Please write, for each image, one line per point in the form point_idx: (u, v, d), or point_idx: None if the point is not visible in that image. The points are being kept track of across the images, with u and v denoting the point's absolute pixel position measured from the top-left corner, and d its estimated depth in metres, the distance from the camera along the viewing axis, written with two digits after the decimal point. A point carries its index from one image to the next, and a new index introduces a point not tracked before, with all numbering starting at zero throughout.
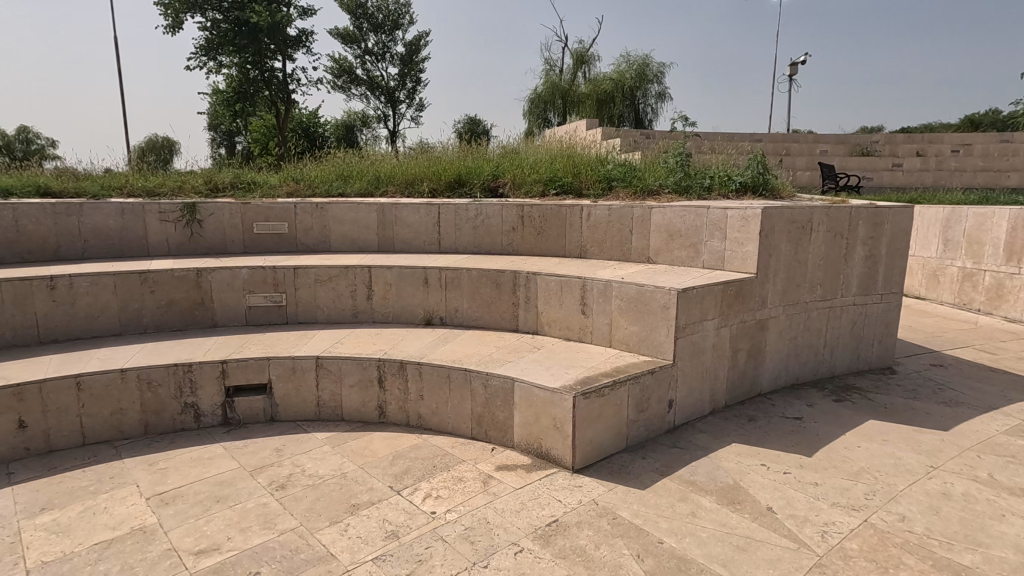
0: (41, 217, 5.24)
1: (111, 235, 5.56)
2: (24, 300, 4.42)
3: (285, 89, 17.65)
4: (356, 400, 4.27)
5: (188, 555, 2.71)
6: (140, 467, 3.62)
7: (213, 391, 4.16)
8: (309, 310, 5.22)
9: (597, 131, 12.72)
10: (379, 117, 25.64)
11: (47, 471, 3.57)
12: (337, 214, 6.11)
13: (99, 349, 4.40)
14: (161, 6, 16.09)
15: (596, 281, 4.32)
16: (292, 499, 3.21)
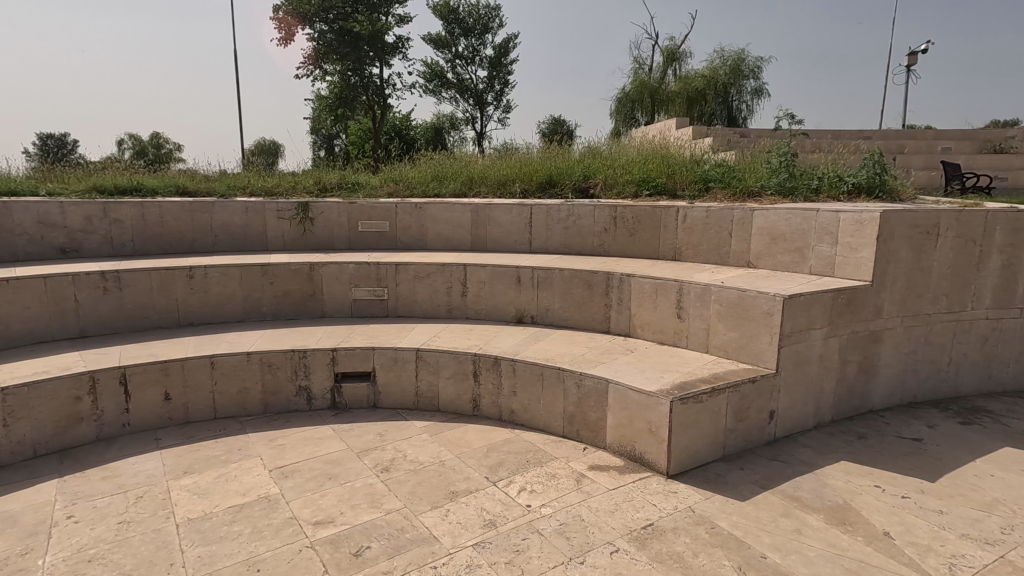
0: (181, 215, 5.89)
1: (237, 231, 6.15)
2: (168, 287, 5.00)
3: (381, 93, 18.57)
4: (452, 392, 4.46)
5: (308, 525, 2.96)
6: (262, 442, 3.99)
7: (324, 376, 4.50)
8: (407, 305, 5.50)
9: (689, 130, 12.33)
10: (467, 120, 26.33)
11: (187, 440, 4.02)
12: (433, 214, 6.37)
13: (227, 333, 4.89)
14: (275, 21, 17.46)
15: (693, 285, 4.21)
16: (395, 482, 3.42)
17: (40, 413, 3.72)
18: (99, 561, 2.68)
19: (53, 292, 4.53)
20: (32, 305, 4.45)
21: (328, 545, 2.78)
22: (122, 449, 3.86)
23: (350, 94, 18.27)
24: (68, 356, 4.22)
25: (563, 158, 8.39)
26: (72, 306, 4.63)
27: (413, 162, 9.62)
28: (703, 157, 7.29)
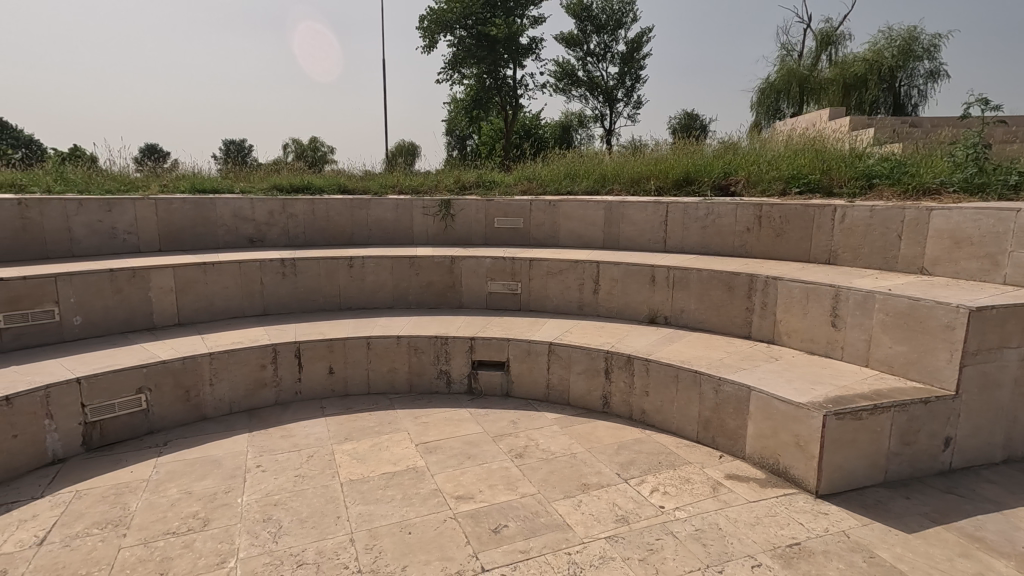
0: (343, 211, 6.60)
1: (389, 226, 6.75)
2: (332, 275, 5.64)
3: (514, 94, 19.13)
4: (582, 387, 4.51)
5: (451, 498, 3.20)
6: (408, 418, 4.36)
7: (462, 363, 4.80)
8: (539, 300, 5.65)
9: (845, 121, 11.14)
10: (596, 117, 26.15)
11: (346, 410, 4.53)
12: (567, 211, 6.46)
13: (379, 318, 5.40)
14: (420, 31, 18.73)
15: (853, 291, 3.84)
16: (529, 468, 3.55)
17: (235, 377, 4.41)
18: (282, 506, 3.13)
19: (245, 275, 5.31)
20: (229, 286, 5.26)
21: (469, 519, 2.99)
22: (295, 414, 4.45)
23: (485, 96, 19.05)
24: (256, 330, 4.95)
25: (701, 154, 8.03)
26: (259, 287, 5.40)
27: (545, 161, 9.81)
28: (866, 150, 6.56)
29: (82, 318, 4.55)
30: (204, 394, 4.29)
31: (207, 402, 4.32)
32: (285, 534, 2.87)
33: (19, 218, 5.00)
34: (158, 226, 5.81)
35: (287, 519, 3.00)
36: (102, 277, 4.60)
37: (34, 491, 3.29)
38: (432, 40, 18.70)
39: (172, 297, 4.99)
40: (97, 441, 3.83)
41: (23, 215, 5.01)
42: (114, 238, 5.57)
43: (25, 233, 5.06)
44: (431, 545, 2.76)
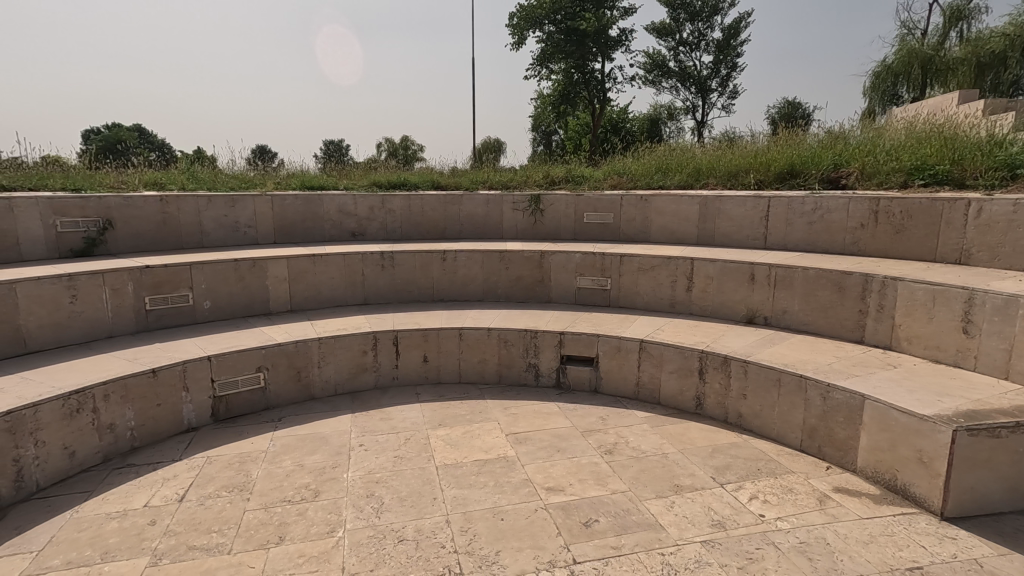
0: (436, 206, 6.85)
1: (479, 220, 6.92)
2: (427, 267, 5.87)
3: (602, 88, 18.85)
4: (674, 387, 4.39)
5: (541, 489, 3.24)
6: (498, 408, 4.46)
7: (551, 357, 4.84)
8: (629, 296, 5.56)
9: (978, 105, 9.97)
10: (687, 109, 25.17)
11: (439, 397, 4.71)
12: (659, 206, 6.29)
13: (471, 310, 5.56)
14: (509, 28, 18.92)
15: (991, 294, 3.43)
16: (619, 465, 3.52)
17: (339, 361, 4.72)
18: (383, 484, 3.32)
19: (348, 267, 5.67)
20: (334, 276, 5.64)
21: (560, 511, 3.01)
22: (393, 398, 4.70)
23: (572, 90, 18.94)
24: (358, 318, 5.26)
25: (806, 144, 7.51)
26: (360, 278, 5.74)
27: (635, 154, 9.61)
28: (1008, 136, 5.82)
29: (211, 303, 5.07)
30: (313, 375, 4.63)
31: (315, 383, 4.66)
32: (386, 510, 3.05)
33: (161, 213, 5.65)
34: (273, 220, 6.33)
35: (388, 496, 3.19)
36: (228, 266, 5.10)
37: (174, 454, 3.72)
38: (521, 38, 18.84)
39: (286, 286, 5.43)
40: (223, 413, 4.26)
41: (164, 210, 5.66)
42: (237, 231, 6.14)
43: (166, 227, 5.71)
44: (522, 533, 2.82)
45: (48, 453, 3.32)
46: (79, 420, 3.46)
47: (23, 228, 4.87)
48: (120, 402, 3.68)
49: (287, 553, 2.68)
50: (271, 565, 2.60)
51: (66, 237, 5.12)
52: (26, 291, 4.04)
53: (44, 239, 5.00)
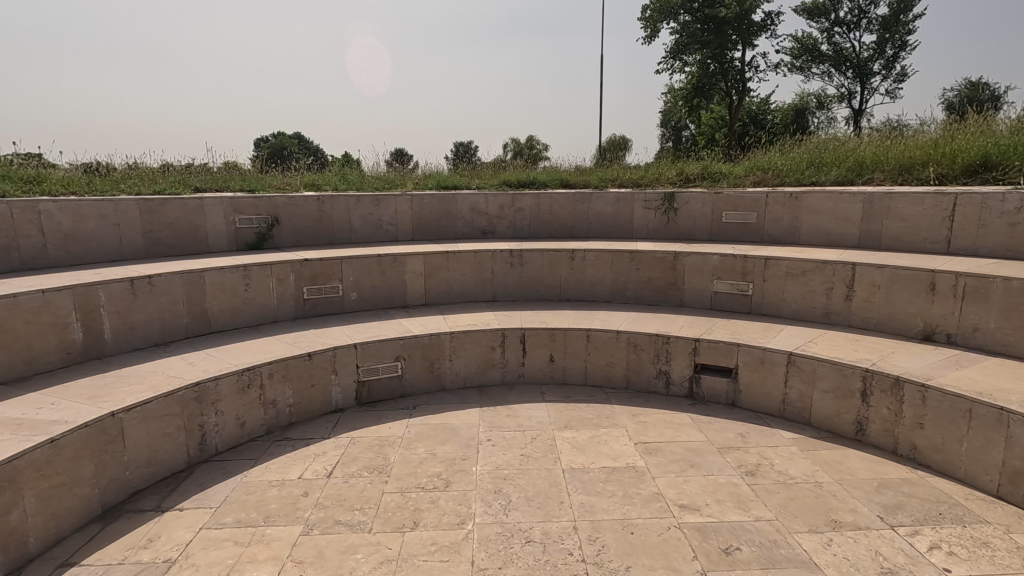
0: (565, 204, 6.80)
1: (608, 219, 6.76)
2: (554, 266, 5.84)
3: (742, 77, 17.57)
4: (829, 408, 3.91)
5: (675, 506, 3.04)
6: (626, 415, 4.29)
7: (684, 364, 4.56)
8: (774, 303, 5.07)
9: None
10: (841, 96, 22.61)
11: (564, 398, 4.65)
12: (813, 204, 5.66)
13: (598, 311, 5.43)
14: (642, 21, 18.33)
15: None
16: (764, 489, 3.19)
17: (469, 355, 4.86)
18: (510, 481, 3.33)
19: (479, 264, 5.82)
20: (466, 273, 5.82)
21: (696, 532, 2.80)
22: (519, 395, 4.73)
23: (708, 81, 17.91)
24: (487, 314, 5.39)
25: (1004, 131, 6.32)
26: (490, 275, 5.87)
27: (781, 147, 8.78)
28: None
29: (356, 294, 5.48)
30: (444, 367, 4.82)
31: (446, 375, 4.84)
32: (513, 508, 3.05)
33: (318, 211, 6.24)
34: (412, 218, 6.70)
35: (515, 494, 3.19)
36: (372, 261, 5.48)
37: (323, 432, 4.07)
38: (653, 30, 18.19)
39: (422, 281, 5.71)
40: (365, 397, 4.58)
41: (320, 209, 6.24)
42: (380, 228, 6.59)
43: (321, 223, 6.29)
44: (655, 551, 2.66)
45: (225, 421, 3.80)
46: (249, 395, 3.92)
47: (211, 224, 5.66)
48: (281, 381, 4.10)
49: (421, 539, 2.79)
50: (406, 549, 2.72)
51: (242, 232, 5.85)
52: (212, 279, 4.68)
53: (226, 234, 5.76)
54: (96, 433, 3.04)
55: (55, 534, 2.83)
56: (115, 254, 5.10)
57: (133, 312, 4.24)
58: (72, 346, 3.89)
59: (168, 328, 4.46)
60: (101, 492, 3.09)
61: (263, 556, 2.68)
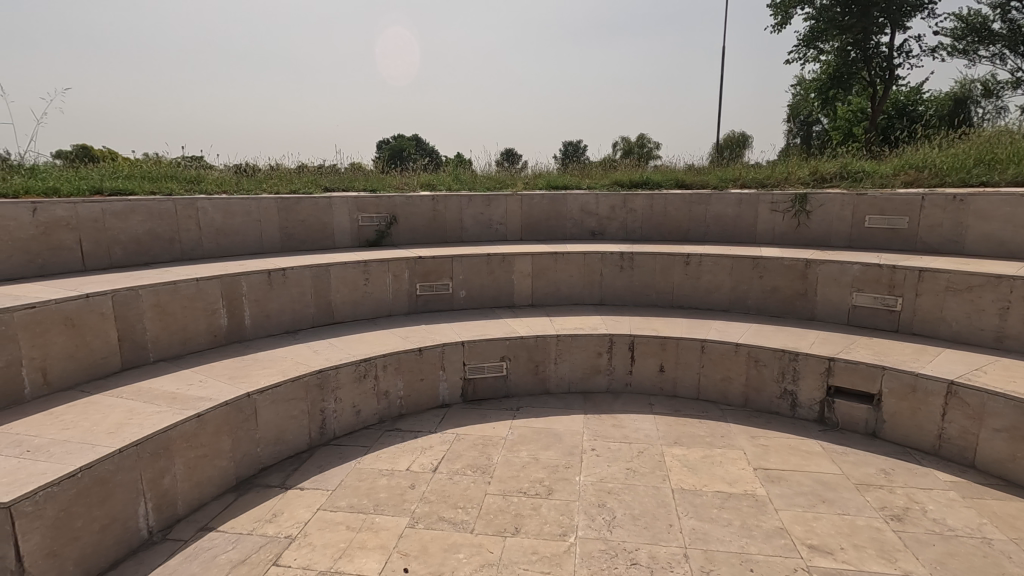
0: (681, 206, 6.45)
1: (728, 222, 6.31)
2: (667, 271, 5.55)
3: (889, 64, 15.66)
4: (1001, 450, 3.30)
5: (802, 545, 2.72)
6: (744, 436, 3.95)
7: (814, 386, 4.11)
8: (929, 322, 4.41)
9: None
10: (1016, 81, 19.40)
11: (674, 412, 4.39)
12: (983, 208, 4.85)
13: (715, 321, 5.08)
14: (771, 8, 17.01)
15: None
16: (914, 539, 2.75)
17: (575, 359, 4.75)
18: (615, 496, 3.18)
19: (588, 266, 5.69)
20: (574, 275, 5.71)
21: None
22: (625, 405, 4.54)
23: (847, 70, 16.17)
24: (594, 318, 5.24)
25: None
26: (598, 278, 5.72)
27: (940, 141, 7.67)
28: None
29: (465, 293, 5.59)
30: (549, 370, 4.75)
31: (551, 378, 4.77)
32: (618, 526, 2.90)
33: (432, 211, 6.46)
34: (522, 218, 6.72)
35: (620, 510, 3.04)
36: (482, 261, 5.56)
37: (431, 426, 4.18)
38: (784, 17, 16.83)
39: (529, 281, 5.70)
40: (471, 394, 4.65)
41: (434, 208, 6.45)
42: (490, 227, 6.68)
43: (435, 222, 6.50)
44: None
45: (343, 408, 4.03)
46: (364, 385, 4.12)
47: (337, 221, 6.07)
48: (394, 373, 4.27)
49: (522, 547, 2.73)
50: (507, 555, 2.68)
51: (364, 229, 6.22)
52: (336, 273, 5.01)
53: (349, 231, 6.15)
54: (234, 411, 3.35)
55: (198, 499, 3.16)
56: (256, 247, 5.63)
57: (269, 301, 4.65)
58: (218, 330, 4.35)
59: (297, 317, 4.84)
60: (236, 465, 3.40)
61: (372, 544, 2.78)
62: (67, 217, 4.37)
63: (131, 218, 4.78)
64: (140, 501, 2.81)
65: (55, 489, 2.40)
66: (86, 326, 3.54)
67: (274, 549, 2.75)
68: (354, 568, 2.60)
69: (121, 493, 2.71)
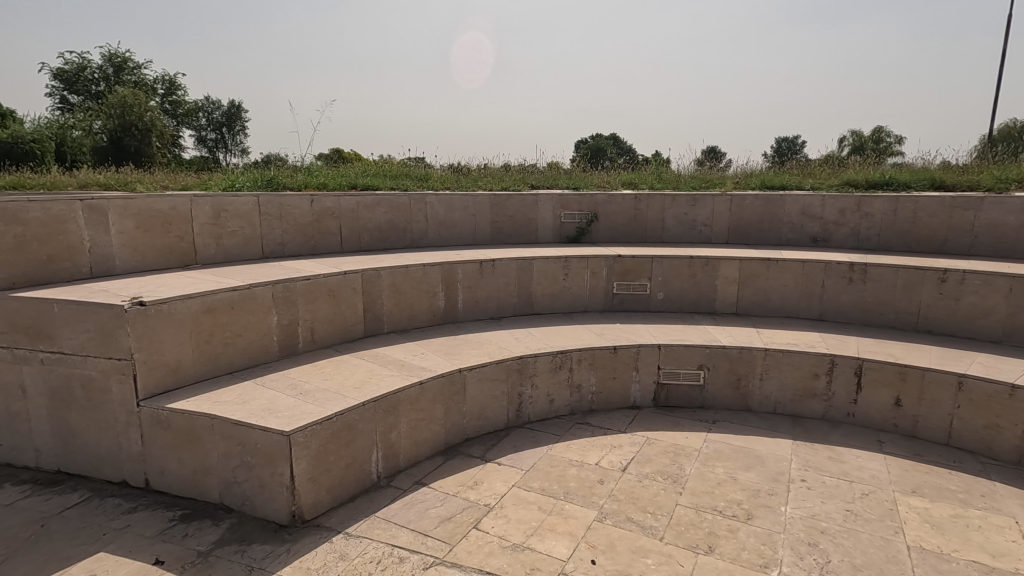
0: (938, 211, 5.40)
1: (1007, 233, 5.10)
2: (913, 288, 4.69)
3: None
4: None
5: None
6: (1016, 501, 3.15)
7: None
8: None
9: None
10: None
11: (913, 455, 3.70)
12: None
13: (979, 353, 4.14)
14: None
15: None
16: None
17: (785, 378, 4.30)
18: (829, 537, 2.81)
19: (807, 276, 5.09)
20: (789, 284, 5.16)
21: None
22: (845, 437, 3.97)
23: None
24: (812, 334, 4.67)
25: None
26: (819, 290, 5.08)
27: None
28: None
29: (663, 294, 5.42)
30: (753, 387, 4.37)
31: (754, 395, 4.39)
32: (833, 571, 2.55)
33: (633, 209, 6.39)
34: (730, 220, 6.26)
35: (837, 555, 2.67)
36: (684, 262, 5.34)
37: (620, 426, 4.16)
38: None
39: (734, 288, 5.30)
40: (663, 400, 4.51)
41: (636, 207, 6.38)
42: (694, 228, 6.37)
43: (635, 221, 6.42)
44: None
45: (538, 395, 4.23)
46: (559, 376, 4.28)
47: (541, 218, 6.37)
48: (588, 368, 4.35)
49: (716, 568, 2.57)
50: (699, 572, 2.54)
51: (566, 226, 6.42)
52: (539, 267, 5.27)
53: (552, 227, 6.42)
54: (448, 383, 3.75)
55: (415, 456, 3.62)
56: (470, 238, 6.21)
57: (479, 288, 5.09)
58: (437, 310, 4.91)
59: (502, 305, 5.22)
60: (445, 432, 3.81)
61: (561, 529, 2.88)
62: (333, 207, 5.35)
63: (377, 209, 5.64)
64: (373, 449, 3.32)
65: (317, 427, 2.96)
66: (342, 298, 4.29)
67: (475, 514, 3.02)
68: (544, 548, 2.72)
69: (361, 440, 3.24)
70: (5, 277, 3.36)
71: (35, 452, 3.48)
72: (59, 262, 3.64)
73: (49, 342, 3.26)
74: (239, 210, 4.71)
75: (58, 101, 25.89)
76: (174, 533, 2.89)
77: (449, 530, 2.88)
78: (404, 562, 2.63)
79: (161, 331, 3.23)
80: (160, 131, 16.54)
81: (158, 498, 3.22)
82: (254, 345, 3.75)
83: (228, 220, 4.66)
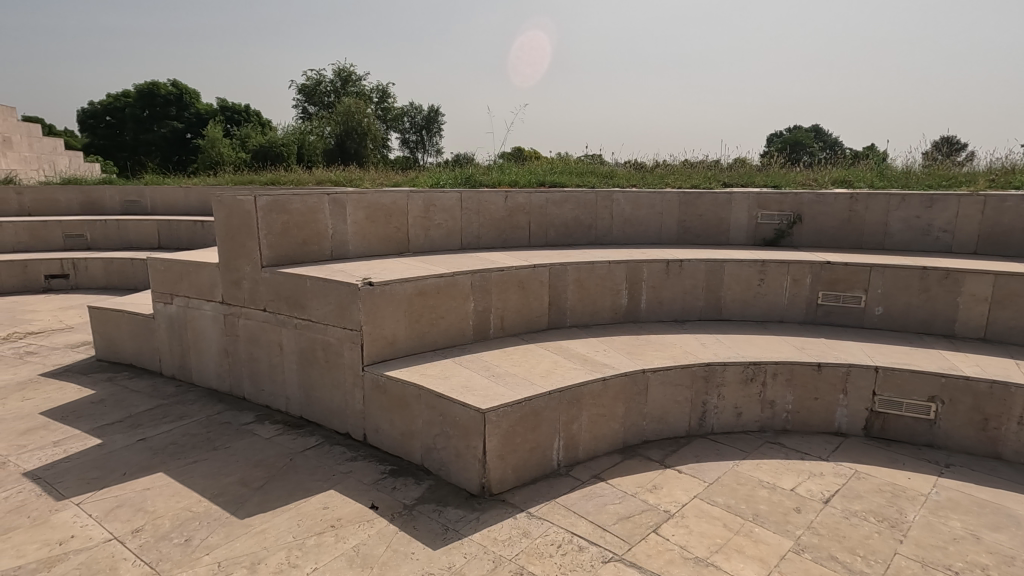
0: None
1: None
2: None
3: None
4: None
5: None
6: None
7: None
8: None
9: None
10: None
11: None
12: None
13: None
14: None
15: None
16: None
17: None
18: None
19: None
20: None
21: None
22: None
23: None
24: None
25: None
26: None
27: None
28: None
29: (882, 309, 4.70)
30: (1006, 430, 3.58)
31: (1007, 441, 3.60)
32: None
33: (848, 211, 5.64)
34: (980, 225, 5.18)
35: None
36: (913, 274, 4.56)
37: (821, 452, 3.73)
38: None
39: (984, 308, 4.38)
40: (877, 431, 3.93)
41: (852, 208, 5.61)
42: (928, 234, 5.39)
43: (850, 224, 5.66)
44: None
45: (724, 407, 3.99)
46: (750, 389, 3.98)
47: (734, 218, 5.95)
48: (785, 384, 3.98)
49: None
50: None
51: (762, 227, 5.91)
52: (731, 270, 4.95)
53: (746, 228, 5.95)
54: (630, 382, 3.73)
55: (593, 451, 3.67)
56: (655, 238, 6.06)
57: (665, 289, 4.95)
58: (619, 308, 4.90)
59: (687, 308, 5.01)
60: (624, 431, 3.79)
61: (750, 552, 2.69)
62: (525, 203, 5.65)
63: (565, 206, 5.81)
64: (555, 437, 3.45)
65: (509, 409, 3.16)
66: (530, 289, 4.51)
67: (655, 518, 2.97)
68: (730, 567, 2.57)
69: (546, 427, 3.38)
70: (274, 256, 4.18)
71: (286, 399, 4.29)
72: (311, 246, 4.41)
73: (301, 310, 3.98)
74: (445, 205, 5.22)
75: (301, 112, 31.24)
76: (385, 484, 3.33)
77: (628, 528, 2.88)
78: (583, 551, 2.69)
79: (384, 308, 3.73)
80: (375, 134, 18.99)
81: (373, 451, 3.74)
82: (454, 328, 4.14)
83: (436, 214, 5.19)
